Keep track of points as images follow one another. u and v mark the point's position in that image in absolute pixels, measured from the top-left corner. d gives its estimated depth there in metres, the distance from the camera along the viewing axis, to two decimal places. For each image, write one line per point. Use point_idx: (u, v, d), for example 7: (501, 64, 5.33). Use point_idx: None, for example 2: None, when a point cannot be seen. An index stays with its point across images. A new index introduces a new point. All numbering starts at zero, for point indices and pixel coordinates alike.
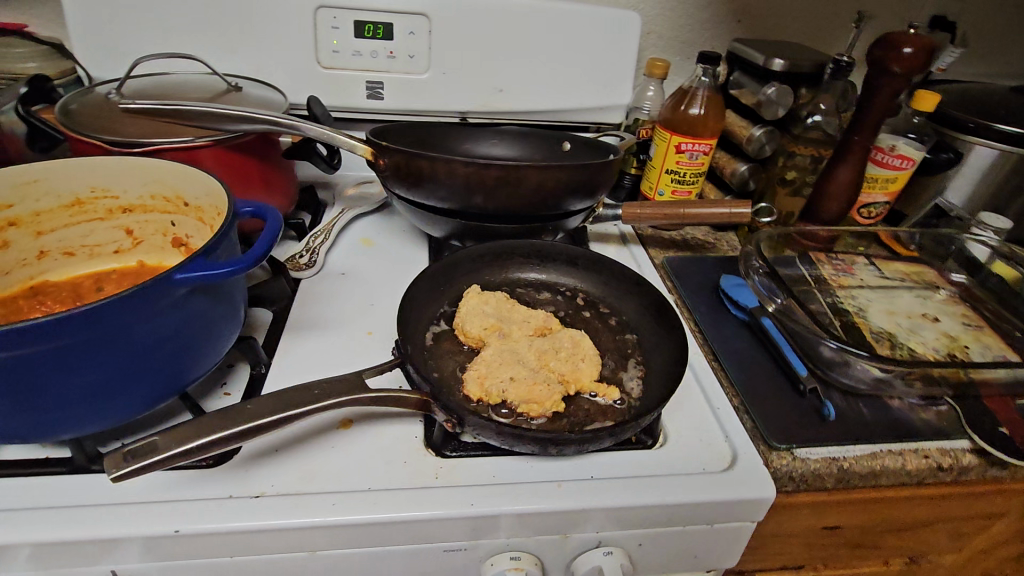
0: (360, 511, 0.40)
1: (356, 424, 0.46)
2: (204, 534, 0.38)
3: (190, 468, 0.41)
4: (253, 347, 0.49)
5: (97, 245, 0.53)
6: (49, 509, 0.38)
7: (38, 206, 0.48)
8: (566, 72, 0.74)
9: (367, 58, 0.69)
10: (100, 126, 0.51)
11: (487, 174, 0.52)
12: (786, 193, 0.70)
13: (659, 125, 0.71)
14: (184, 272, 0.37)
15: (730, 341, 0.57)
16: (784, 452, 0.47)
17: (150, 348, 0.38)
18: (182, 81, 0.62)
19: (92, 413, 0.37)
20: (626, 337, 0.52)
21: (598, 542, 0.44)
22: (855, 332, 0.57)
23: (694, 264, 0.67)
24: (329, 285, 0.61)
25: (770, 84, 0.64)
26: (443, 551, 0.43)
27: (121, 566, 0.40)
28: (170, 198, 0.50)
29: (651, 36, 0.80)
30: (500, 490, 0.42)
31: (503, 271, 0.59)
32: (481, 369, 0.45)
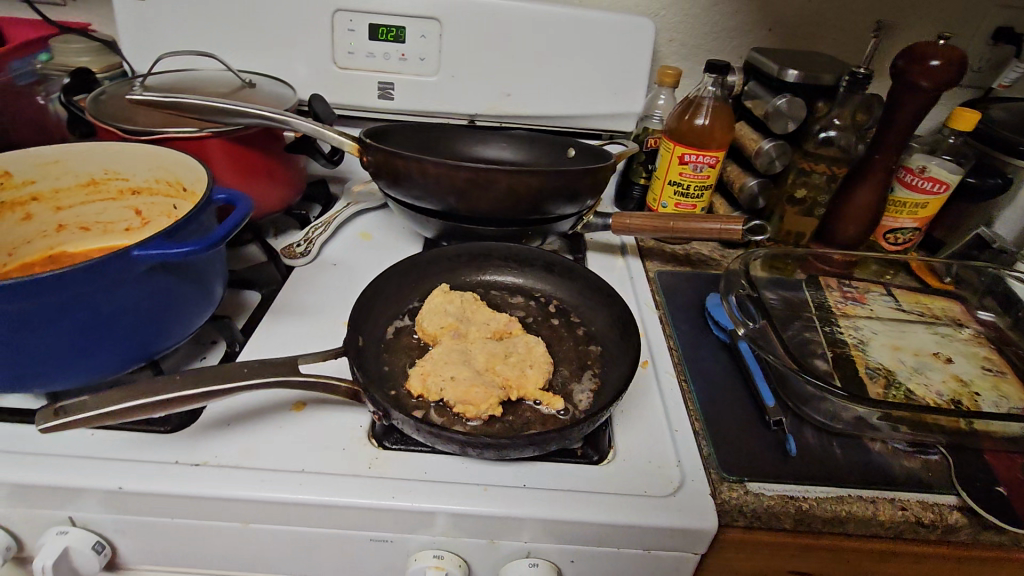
0: (288, 490, 0.41)
1: (308, 408, 0.47)
2: (142, 493, 0.40)
3: (147, 431, 0.44)
4: (230, 326, 0.53)
5: (110, 223, 0.59)
6: (17, 454, 0.41)
7: (58, 183, 0.53)
8: (577, 78, 0.73)
9: (379, 59, 0.71)
10: (119, 115, 0.57)
11: (458, 175, 0.53)
12: (795, 212, 0.66)
13: (664, 135, 0.68)
14: (143, 250, 0.40)
15: (706, 363, 0.54)
16: (734, 484, 0.44)
17: (110, 317, 0.41)
18: (206, 77, 0.67)
19: (56, 372, 0.41)
20: (589, 348, 0.51)
21: (526, 553, 0.43)
22: (848, 365, 0.53)
23: (688, 281, 0.65)
24: (318, 273, 0.63)
25: (781, 94, 0.61)
26: (370, 540, 0.43)
27: (79, 515, 0.42)
28: (172, 183, 0.54)
29: (673, 43, 0.77)
30: (427, 487, 0.42)
31: (479, 272, 0.59)
32: (426, 366, 0.45)
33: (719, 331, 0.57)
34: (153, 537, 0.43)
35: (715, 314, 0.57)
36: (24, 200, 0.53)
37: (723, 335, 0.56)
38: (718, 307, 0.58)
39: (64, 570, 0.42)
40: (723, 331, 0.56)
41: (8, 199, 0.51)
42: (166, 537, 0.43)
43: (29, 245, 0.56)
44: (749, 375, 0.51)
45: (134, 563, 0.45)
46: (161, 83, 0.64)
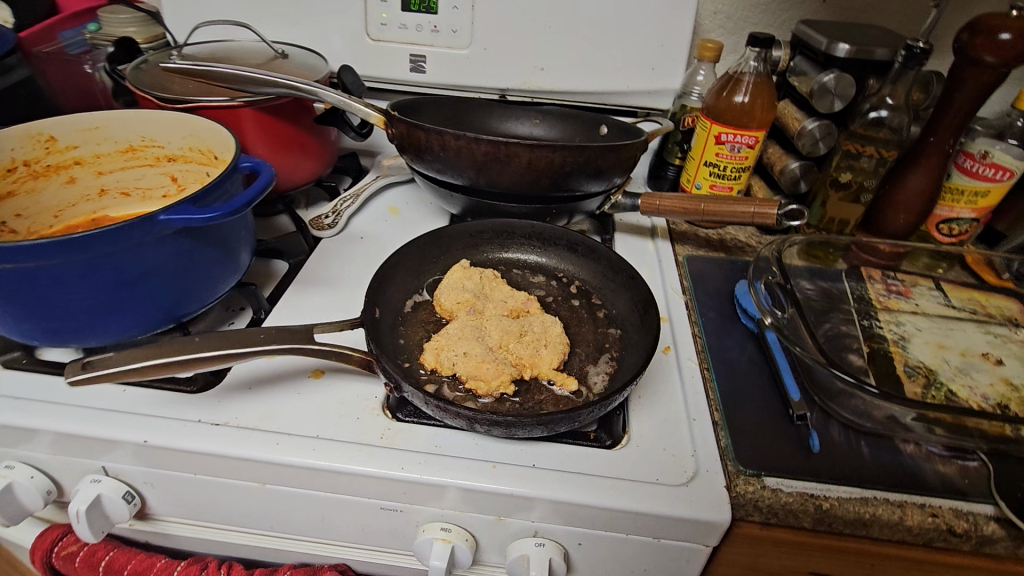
0: (302, 455, 0.42)
1: (326, 375, 0.48)
2: (167, 449, 0.42)
3: (176, 390, 0.46)
4: (255, 295, 0.54)
5: (149, 189, 0.61)
6: (58, 405, 0.44)
7: (99, 149, 0.56)
8: (613, 52, 0.71)
9: (412, 32, 0.71)
10: (155, 84, 0.58)
11: (478, 149, 0.52)
12: (840, 198, 0.61)
13: (701, 113, 0.65)
14: (168, 215, 0.41)
15: (732, 351, 0.52)
16: (751, 478, 0.42)
17: (138, 277, 0.43)
18: (241, 47, 0.68)
19: (90, 326, 0.43)
20: (608, 332, 0.50)
21: (533, 532, 0.43)
22: (885, 362, 0.50)
23: (720, 267, 0.62)
24: (344, 245, 0.64)
25: (828, 70, 0.57)
26: (381, 508, 0.44)
27: (112, 466, 0.44)
28: (204, 151, 0.56)
29: (718, 16, 0.73)
30: (436, 461, 0.42)
31: (501, 249, 0.58)
32: (440, 340, 0.46)
33: (747, 320, 0.54)
34: (178, 491, 0.45)
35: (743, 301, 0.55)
36: (67, 164, 0.55)
37: (750, 325, 0.54)
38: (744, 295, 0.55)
39: (98, 517, 0.45)
40: (751, 320, 0.54)
41: (53, 163, 0.54)
42: (190, 492, 0.45)
43: (74, 209, 0.59)
44: (776, 366, 0.49)
45: (162, 514, 0.48)
46: (198, 53, 0.66)
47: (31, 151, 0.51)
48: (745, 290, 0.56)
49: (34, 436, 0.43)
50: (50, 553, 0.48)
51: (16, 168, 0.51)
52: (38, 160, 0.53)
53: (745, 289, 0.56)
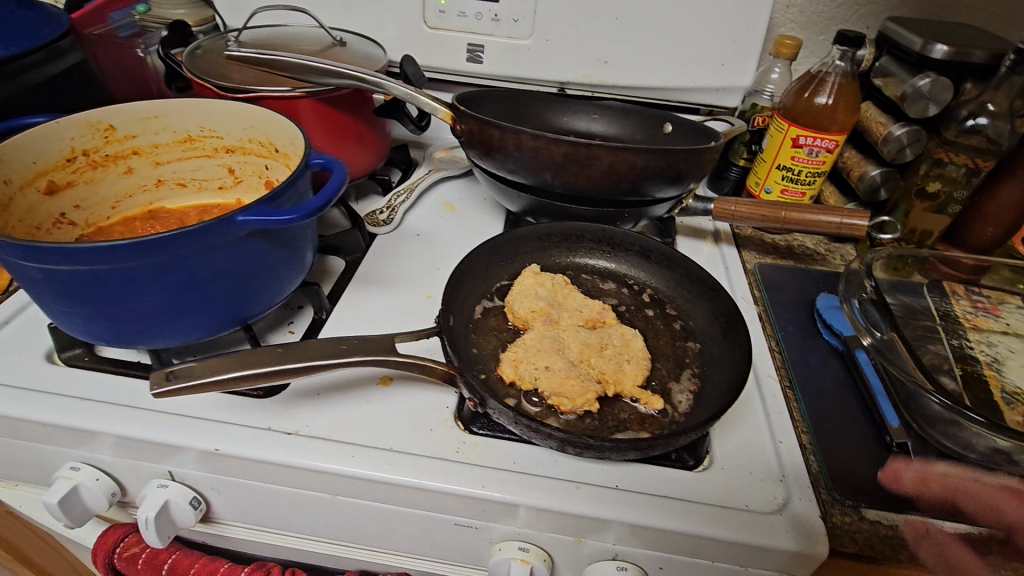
0: (377, 468, 0.40)
1: (394, 383, 0.46)
2: (237, 457, 0.40)
3: (244, 395, 0.44)
4: (318, 294, 0.52)
5: (205, 180, 0.59)
6: (125, 407, 0.42)
7: (157, 138, 0.54)
8: (681, 45, 0.67)
9: (471, 20, 0.68)
10: (216, 72, 0.56)
11: (557, 150, 0.50)
12: (925, 208, 0.58)
13: (776, 113, 0.62)
14: (245, 215, 0.39)
15: (815, 369, 0.50)
16: (848, 509, 0.40)
17: (210, 280, 0.41)
18: (296, 33, 0.65)
19: (160, 329, 0.42)
20: (687, 345, 0.48)
21: (614, 555, 0.42)
22: (979, 386, 0.47)
23: (793, 276, 0.59)
24: (401, 242, 0.62)
25: (923, 73, 0.54)
26: (455, 524, 0.42)
27: (178, 471, 0.43)
28: (264, 143, 0.54)
29: (791, 10, 0.70)
30: (515, 479, 0.40)
31: (569, 254, 0.57)
32: (517, 352, 0.44)
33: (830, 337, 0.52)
34: (244, 498, 0.44)
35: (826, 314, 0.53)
36: (125, 154, 0.53)
37: (837, 343, 0.51)
38: (830, 305, 0.54)
39: (165, 522, 0.44)
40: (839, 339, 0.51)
41: (111, 152, 0.52)
42: (256, 499, 0.44)
43: (130, 199, 0.57)
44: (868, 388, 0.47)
45: (225, 519, 0.46)
46: (254, 39, 0.63)
47: (90, 140, 0.50)
48: (827, 304, 0.54)
49: (98, 438, 0.42)
50: (112, 553, 0.47)
51: (75, 158, 0.49)
52: (97, 150, 0.51)
53: (827, 303, 0.54)
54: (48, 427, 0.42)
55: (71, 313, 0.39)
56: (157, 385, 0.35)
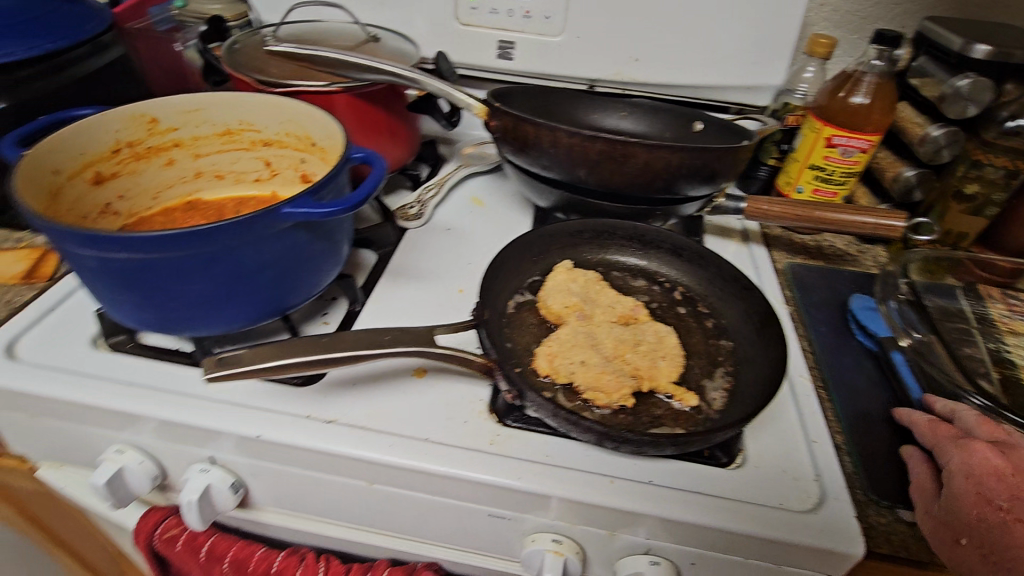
0: (415, 458, 0.40)
1: (429, 374, 0.47)
2: (278, 444, 0.41)
3: (282, 383, 0.45)
4: (353, 286, 0.53)
5: (242, 173, 0.60)
6: (168, 392, 0.44)
7: (197, 131, 0.55)
8: (713, 43, 0.67)
9: (503, 16, 0.68)
10: (255, 67, 0.57)
11: (593, 147, 0.50)
12: (961, 210, 0.58)
13: (810, 113, 0.62)
14: (291, 208, 0.40)
15: (849, 370, 0.49)
16: (883, 509, 0.40)
17: (254, 270, 0.42)
18: (331, 29, 0.66)
19: (205, 317, 0.43)
20: (720, 344, 0.48)
21: (646, 549, 0.42)
22: (1018, 391, 0.46)
23: (824, 277, 0.59)
24: (432, 237, 0.62)
25: (963, 74, 0.54)
26: (488, 515, 0.43)
27: (219, 456, 0.44)
28: (301, 137, 0.55)
29: (825, 8, 0.70)
30: (550, 472, 0.40)
31: (600, 250, 0.57)
32: (552, 346, 0.44)
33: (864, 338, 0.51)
34: (282, 483, 0.45)
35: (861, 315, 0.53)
36: (167, 146, 0.54)
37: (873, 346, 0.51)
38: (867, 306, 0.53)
39: (206, 506, 0.45)
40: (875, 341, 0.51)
41: (154, 145, 0.53)
42: (294, 485, 0.45)
43: (170, 190, 0.58)
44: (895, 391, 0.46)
45: (262, 504, 0.48)
46: (290, 34, 0.64)
47: (134, 132, 0.51)
48: (863, 305, 0.53)
49: (142, 422, 0.43)
50: (153, 535, 0.49)
51: (120, 150, 0.51)
52: (141, 142, 0.52)
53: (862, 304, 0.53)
54: (95, 410, 0.43)
55: (121, 300, 0.40)
56: (209, 371, 0.36)
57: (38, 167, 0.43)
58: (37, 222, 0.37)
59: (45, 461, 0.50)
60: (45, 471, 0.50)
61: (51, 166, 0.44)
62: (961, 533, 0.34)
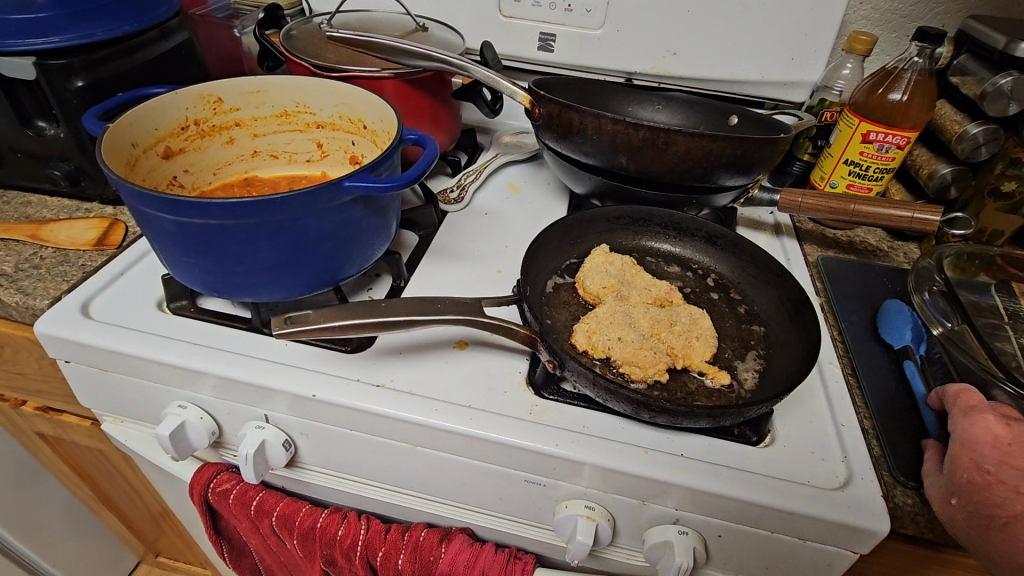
0: (457, 421, 0.43)
1: (470, 347, 0.49)
2: (329, 403, 0.44)
3: (333, 348, 0.48)
4: (398, 262, 0.55)
5: (294, 153, 0.63)
6: (229, 352, 0.47)
7: (257, 112, 0.58)
8: (751, 39, 0.68)
9: (546, 10, 0.70)
10: (312, 52, 0.60)
11: (635, 134, 0.52)
12: (998, 207, 0.59)
13: (847, 109, 0.63)
14: (352, 181, 0.43)
15: (877, 359, 0.51)
16: (910, 491, 0.41)
17: (315, 241, 0.45)
18: (381, 19, 0.69)
19: (267, 284, 0.46)
20: (752, 328, 0.49)
21: (676, 520, 0.43)
22: None
23: (856, 271, 0.60)
24: (470, 220, 0.65)
25: (1005, 72, 0.55)
26: (524, 480, 0.44)
27: (272, 415, 0.47)
28: (354, 120, 0.58)
29: (864, 7, 0.71)
30: (586, 440, 0.42)
31: (636, 236, 0.59)
32: (591, 323, 0.46)
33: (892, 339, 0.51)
34: (330, 444, 0.47)
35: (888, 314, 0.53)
36: (229, 125, 0.58)
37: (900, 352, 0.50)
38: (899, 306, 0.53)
39: (260, 461, 0.48)
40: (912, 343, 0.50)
41: (217, 123, 0.57)
42: (339, 446, 0.47)
43: (228, 167, 0.62)
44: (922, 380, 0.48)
45: (309, 464, 0.50)
46: (343, 23, 0.67)
47: (201, 111, 0.54)
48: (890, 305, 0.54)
49: (203, 380, 0.46)
50: (206, 489, 0.52)
51: (188, 127, 0.54)
52: (206, 120, 0.55)
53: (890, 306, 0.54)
54: (161, 367, 0.46)
55: (193, 264, 0.44)
56: (277, 327, 0.41)
57: (119, 139, 0.46)
58: (123, 186, 0.40)
59: (109, 417, 0.54)
60: (110, 424, 0.55)
61: (130, 140, 0.48)
62: (951, 494, 0.38)
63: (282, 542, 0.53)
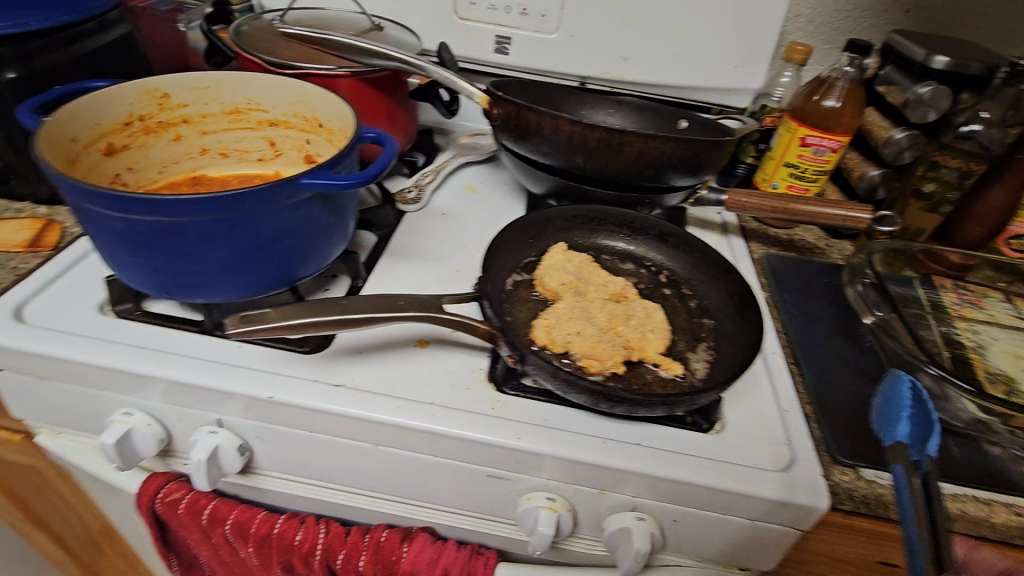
0: (419, 418, 0.43)
1: (431, 345, 0.49)
2: (289, 405, 0.43)
3: (290, 350, 0.47)
4: (355, 262, 0.55)
5: (246, 151, 0.61)
6: (177, 355, 0.45)
7: (206, 109, 0.56)
8: (697, 47, 0.71)
9: (501, 13, 0.71)
10: (265, 48, 0.59)
11: (591, 135, 0.54)
12: (920, 207, 0.63)
13: (786, 115, 0.66)
14: (309, 179, 0.42)
15: (818, 348, 0.54)
16: (847, 468, 0.44)
17: (271, 240, 0.44)
18: (335, 17, 0.68)
19: (221, 284, 0.44)
20: (702, 321, 0.52)
21: (633, 506, 0.45)
22: (966, 366, 0.51)
23: (797, 267, 0.64)
24: (429, 220, 0.65)
25: (924, 82, 0.60)
26: (487, 475, 0.45)
27: (226, 418, 0.45)
28: (308, 118, 0.57)
29: (800, 19, 0.76)
30: (547, 433, 0.43)
31: (592, 235, 0.60)
32: (550, 319, 0.47)
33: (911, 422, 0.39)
34: (288, 447, 0.46)
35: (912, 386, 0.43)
36: (176, 122, 0.56)
37: (902, 442, 0.39)
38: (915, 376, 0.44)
39: (213, 467, 0.46)
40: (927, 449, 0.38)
41: (163, 120, 0.55)
42: (297, 448, 0.46)
43: (176, 165, 0.59)
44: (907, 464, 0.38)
45: (265, 469, 0.49)
46: (296, 20, 0.66)
47: (146, 106, 0.52)
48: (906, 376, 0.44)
49: (151, 384, 0.44)
50: (155, 500, 0.50)
51: (132, 123, 0.52)
52: (151, 116, 0.53)
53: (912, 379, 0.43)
54: (105, 372, 0.44)
55: (140, 264, 0.42)
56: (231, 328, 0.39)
57: (56, 133, 0.44)
58: (64, 183, 0.39)
59: (44, 427, 0.51)
60: (44, 436, 0.52)
61: (69, 136, 0.46)
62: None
63: (236, 551, 0.52)
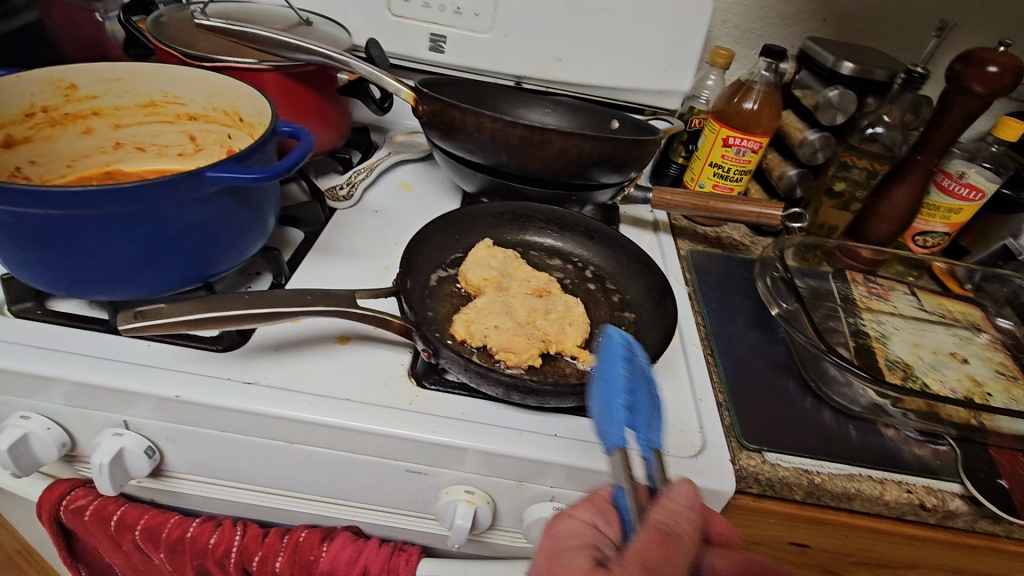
0: (331, 415, 0.42)
1: (352, 342, 0.49)
2: (197, 404, 0.42)
3: (204, 348, 0.45)
4: (277, 259, 0.54)
5: (165, 146, 0.60)
6: (78, 355, 0.43)
7: (119, 101, 0.55)
8: (627, 49, 0.73)
9: (435, 11, 0.71)
10: (184, 41, 0.58)
11: (513, 133, 0.54)
12: (833, 205, 0.68)
13: (710, 117, 0.69)
14: (215, 172, 0.41)
15: (734, 340, 0.56)
16: (754, 453, 0.46)
17: (177, 235, 0.43)
18: (262, 11, 0.67)
19: (125, 281, 0.43)
20: (623, 314, 0.53)
21: (551, 497, 0.45)
22: (869, 355, 0.53)
23: (719, 262, 0.66)
24: (360, 217, 0.64)
25: (833, 86, 0.64)
26: (404, 470, 0.45)
27: (133, 420, 0.44)
28: (229, 112, 0.55)
29: (726, 25, 0.79)
30: (464, 427, 0.43)
31: (521, 231, 0.61)
32: (469, 314, 0.48)
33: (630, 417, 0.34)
34: (200, 448, 0.45)
35: (625, 368, 0.37)
36: (86, 114, 0.54)
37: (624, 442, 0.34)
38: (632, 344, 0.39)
39: (118, 470, 0.45)
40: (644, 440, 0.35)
41: (71, 112, 0.53)
42: (209, 449, 0.45)
43: (87, 159, 0.57)
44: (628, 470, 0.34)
45: (178, 471, 0.48)
46: (221, 13, 0.65)
47: (50, 98, 0.50)
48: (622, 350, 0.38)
49: (51, 387, 0.42)
50: (58, 507, 0.48)
51: (34, 114, 0.50)
52: (57, 108, 0.51)
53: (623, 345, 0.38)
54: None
55: (32, 259, 0.40)
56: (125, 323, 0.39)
57: None
58: None
59: None
60: None
61: None
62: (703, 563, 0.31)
63: (149, 558, 0.50)
